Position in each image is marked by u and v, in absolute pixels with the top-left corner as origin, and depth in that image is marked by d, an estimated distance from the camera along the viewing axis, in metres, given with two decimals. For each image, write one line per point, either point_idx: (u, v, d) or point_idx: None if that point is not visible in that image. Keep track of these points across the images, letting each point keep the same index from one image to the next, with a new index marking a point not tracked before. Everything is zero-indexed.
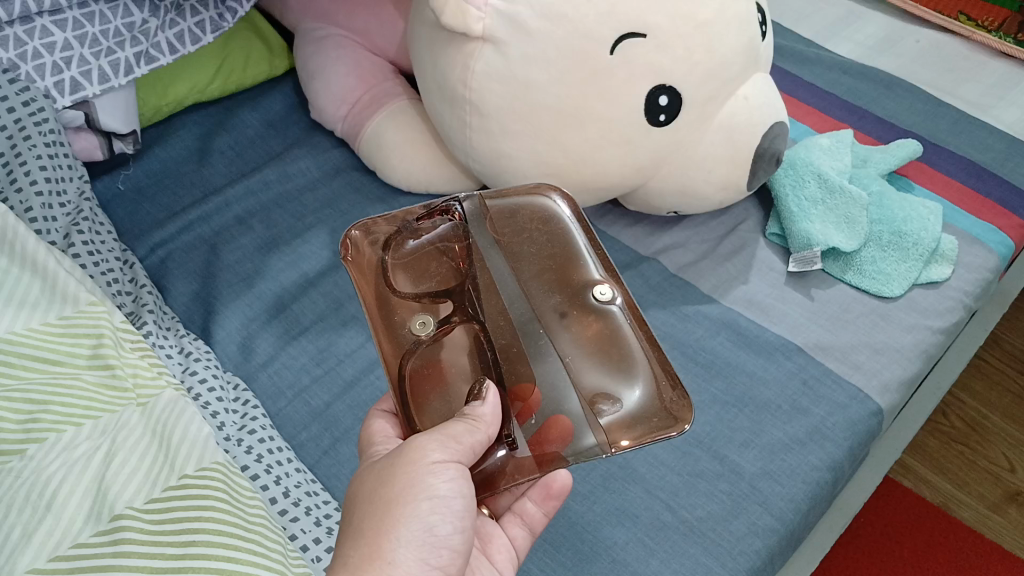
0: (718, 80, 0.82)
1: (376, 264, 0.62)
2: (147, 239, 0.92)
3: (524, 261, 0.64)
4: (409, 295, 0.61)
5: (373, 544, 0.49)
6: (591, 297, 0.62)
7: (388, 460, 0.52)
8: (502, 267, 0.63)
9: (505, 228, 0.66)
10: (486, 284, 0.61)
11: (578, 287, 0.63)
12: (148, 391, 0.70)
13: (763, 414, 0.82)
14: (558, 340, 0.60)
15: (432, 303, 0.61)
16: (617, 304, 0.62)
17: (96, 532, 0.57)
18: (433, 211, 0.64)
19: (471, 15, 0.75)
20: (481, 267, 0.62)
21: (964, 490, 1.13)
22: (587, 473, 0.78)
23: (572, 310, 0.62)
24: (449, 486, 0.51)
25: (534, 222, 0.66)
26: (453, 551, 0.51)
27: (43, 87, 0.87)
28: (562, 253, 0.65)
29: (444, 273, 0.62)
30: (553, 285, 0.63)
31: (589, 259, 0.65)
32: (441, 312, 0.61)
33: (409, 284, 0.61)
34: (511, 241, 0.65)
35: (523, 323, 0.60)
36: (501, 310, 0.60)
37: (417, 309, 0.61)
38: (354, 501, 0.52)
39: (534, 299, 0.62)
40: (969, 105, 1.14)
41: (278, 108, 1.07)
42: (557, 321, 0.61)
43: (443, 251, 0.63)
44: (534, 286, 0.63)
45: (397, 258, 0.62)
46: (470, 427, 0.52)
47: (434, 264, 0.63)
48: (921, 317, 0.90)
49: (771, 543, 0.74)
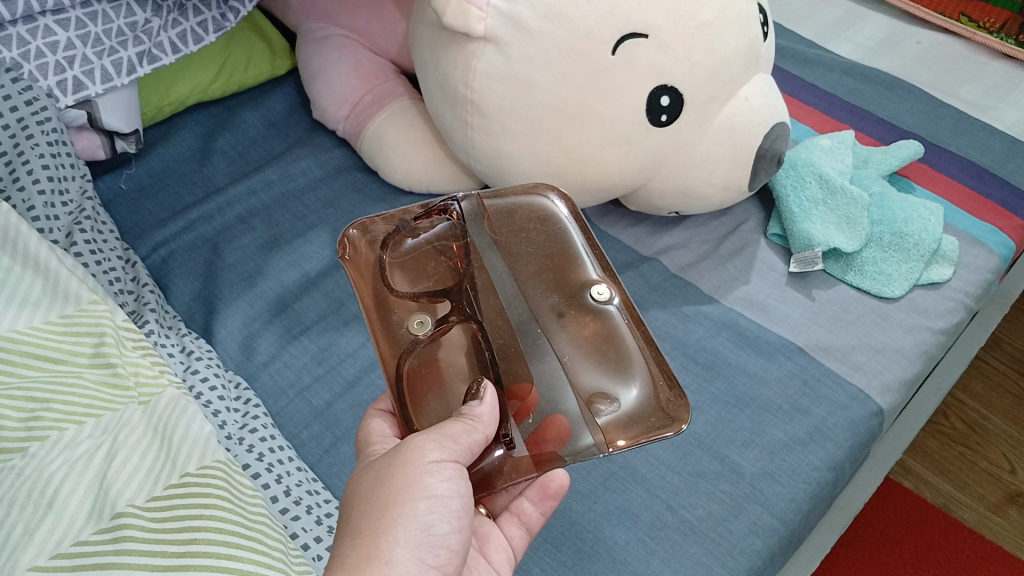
0: (719, 80, 0.82)
1: (375, 263, 0.63)
2: (148, 238, 0.92)
3: (521, 259, 0.64)
4: (406, 294, 0.61)
5: (373, 543, 0.49)
6: (589, 297, 0.62)
7: (388, 458, 0.52)
8: (500, 266, 0.62)
9: (503, 227, 0.66)
10: (485, 284, 0.61)
11: (575, 286, 0.63)
12: (149, 390, 0.70)
13: (763, 414, 0.82)
14: (556, 340, 0.60)
15: (430, 302, 0.61)
16: (614, 305, 0.62)
17: (97, 530, 0.57)
18: (431, 211, 0.65)
19: (472, 15, 0.75)
20: (479, 267, 0.62)
21: (965, 491, 1.13)
22: (588, 473, 0.78)
23: (569, 310, 0.62)
24: (448, 485, 0.51)
25: (532, 222, 0.67)
26: (451, 550, 0.51)
27: (45, 87, 0.87)
28: (559, 253, 0.65)
29: (441, 273, 0.63)
30: (550, 284, 0.63)
31: (587, 259, 0.65)
32: (439, 312, 0.60)
33: (407, 284, 0.62)
34: (509, 240, 0.65)
35: (521, 324, 0.59)
36: (499, 310, 0.59)
37: (415, 308, 0.61)
38: (354, 499, 0.53)
39: (531, 298, 0.62)
40: (971, 106, 1.14)
41: (280, 108, 1.08)
42: (554, 320, 0.61)
43: (441, 251, 0.64)
44: (532, 286, 0.63)
45: (395, 257, 0.63)
46: (467, 427, 0.52)
47: (432, 264, 0.63)
48: (922, 318, 0.90)
49: (771, 543, 0.74)
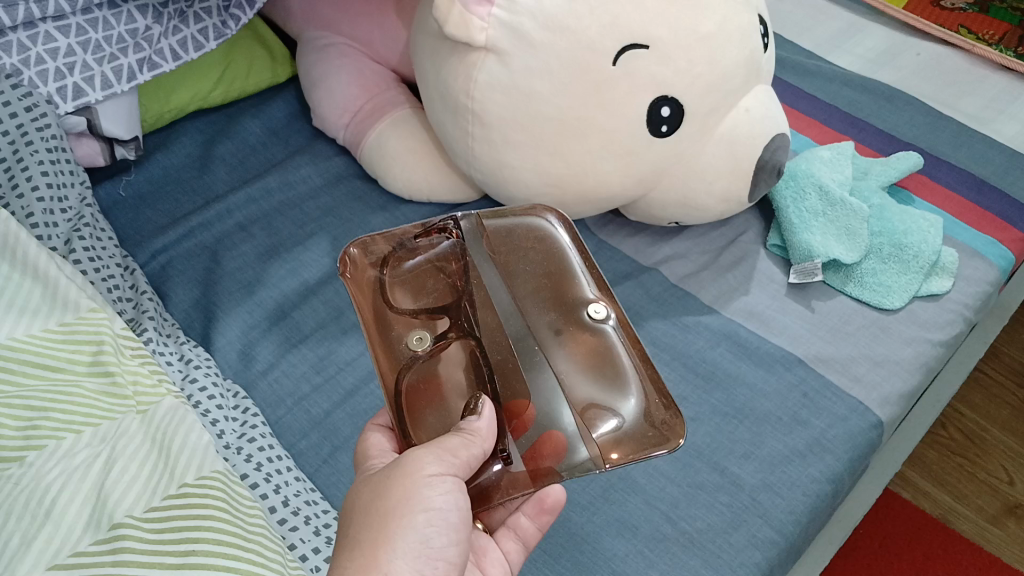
0: (720, 92, 0.83)
1: (375, 280, 0.62)
2: (147, 245, 0.92)
3: (519, 278, 0.64)
4: (407, 311, 0.61)
5: (371, 556, 0.49)
6: (585, 315, 0.63)
7: (387, 472, 0.52)
8: (499, 285, 0.63)
9: (502, 246, 0.66)
10: (482, 300, 0.61)
11: (572, 303, 0.63)
12: (147, 399, 0.69)
13: (763, 426, 0.82)
14: (553, 357, 0.60)
15: (430, 319, 0.61)
16: (610, 323, 0.62)
17: (95, 540, 0.57)
18: (430, 230, 0.65)
19: (474, 25, 0.75)
20: (477, 284, 0.62)
21: (963, 502, 1.13)
22: (587, 484, 0.77)
23: (566, 327, 0.62)
24: (446, 499, 0.51)
25: (530, 241, 0.67)
26: (448, 563, 0.51)
27: (46, 93, 0.87)
28: (557, 272, 0.65)
29: (441, 289, 0.62)
30: (548, 302, 0.63)
31: (583, 277, 0.65)
32: (439, 328, 0.60)
33: (407, 300, 0.61)
34: (508, 258, 0.65)
35: (518, 339, 0.60)
36: (497, 326, 0.60)
37: (415, 324, 0.60)
38: (357, 512, 0.52)
39: (530, 315, 0.62)
40: (970, 119, 1.15)
41: (280, 116, 1.07)
42: (551, 337, 0.62)
43: (440, 269, 0.63)
44: (529, 304, 0.63)
45: (396, 274, 0.62)
46: (466, 442, 0.52)
47: (431, 281, 0.63)
48: (921, 330, 0.90)
49: (771, 556, 0.74)
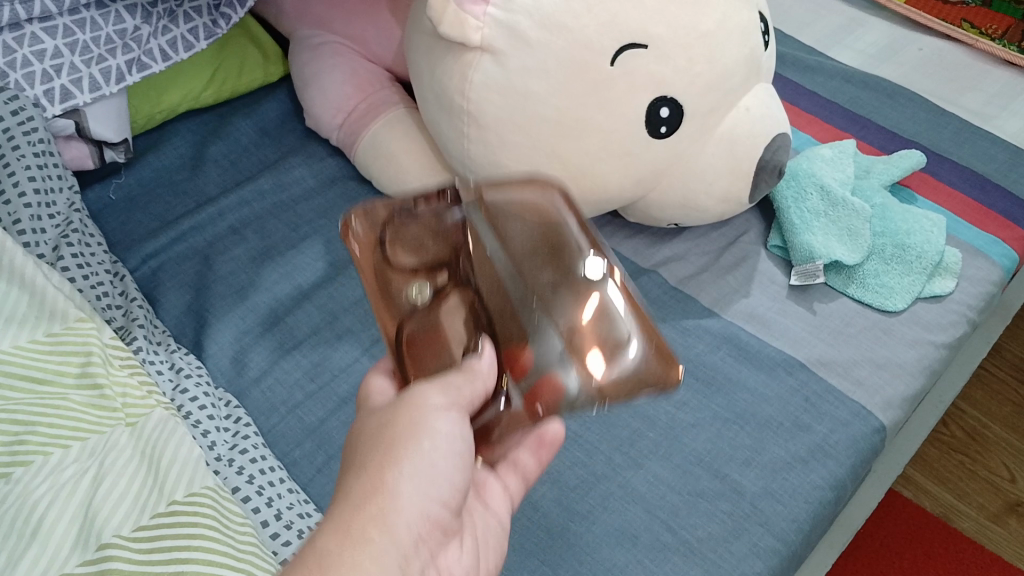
0: (719, 92, 0.81)
1: (378, 240, 0.60)
2: (138, 250, 0.90)
3: (515, 237, 0.62)
4: (407, 266, 0.59)
5: (375, 478, 0.45)
6: (583, 271, 0.60)
7: (392, 404, 0.49)
8: (494, 239, 0.62)
9: (499, 207, 0.63)
10: (478, 256, 0.61)
11: (570, 260, 0.61)
12: (137, 411, 0.67)
13: (764, 431, 0.81)
14: (553, 311, 0.58)
15: (430, 274, 0.59)
16: (610, 276, 0.59)
17: (82, 561, 0.56)
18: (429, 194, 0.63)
19: (469, 25, 0.74)
20: (473, 239, 0.61)
21: (965, 500, 1.12)
22: (586, 493, 0.76)
23: (564, 282, 0.60)
24: (450, 428, 0.48)
25: (528, 206, 0.64)
26: (451, 489, 0.47)
27: (32, 96, 0.86)
28: (555, 231, 0.63)
29: (440, 247, 0.61)
30: (545, 260, 0.61)
31: (580, 233, 0.62)
32: (439, 281, 0.59)
33: (407, 258, 0.59)
34: (505, 218, 0.63)
35: (519, 300, 0.60)
36: (495, 284, 0.60)
37: (415, 278, 0.59)
38: (357, 439, 0.48)
39: (526, 274, 0.61)
40: (972, 115, 1.13)
41: (273, 116, 1.06)
42: (549, 291, 0.60)
43: (439, 226, 0.61)
44: (525, 259, 0.62)
45: (395, 233, 0.60)
46: (467, 378, 0.51)
47: (430, 239, 0.61)
48: (924, 332, 0.89)
49: (772, 565, 0.73)
